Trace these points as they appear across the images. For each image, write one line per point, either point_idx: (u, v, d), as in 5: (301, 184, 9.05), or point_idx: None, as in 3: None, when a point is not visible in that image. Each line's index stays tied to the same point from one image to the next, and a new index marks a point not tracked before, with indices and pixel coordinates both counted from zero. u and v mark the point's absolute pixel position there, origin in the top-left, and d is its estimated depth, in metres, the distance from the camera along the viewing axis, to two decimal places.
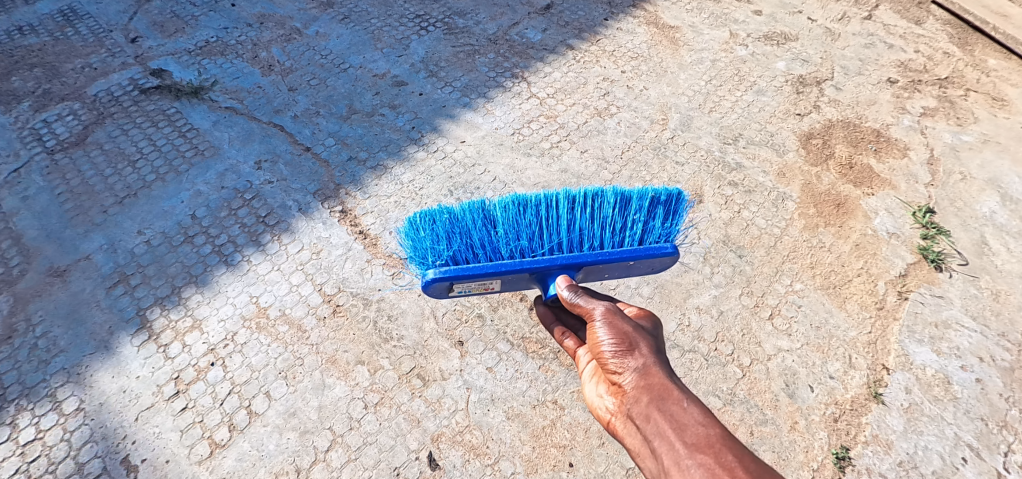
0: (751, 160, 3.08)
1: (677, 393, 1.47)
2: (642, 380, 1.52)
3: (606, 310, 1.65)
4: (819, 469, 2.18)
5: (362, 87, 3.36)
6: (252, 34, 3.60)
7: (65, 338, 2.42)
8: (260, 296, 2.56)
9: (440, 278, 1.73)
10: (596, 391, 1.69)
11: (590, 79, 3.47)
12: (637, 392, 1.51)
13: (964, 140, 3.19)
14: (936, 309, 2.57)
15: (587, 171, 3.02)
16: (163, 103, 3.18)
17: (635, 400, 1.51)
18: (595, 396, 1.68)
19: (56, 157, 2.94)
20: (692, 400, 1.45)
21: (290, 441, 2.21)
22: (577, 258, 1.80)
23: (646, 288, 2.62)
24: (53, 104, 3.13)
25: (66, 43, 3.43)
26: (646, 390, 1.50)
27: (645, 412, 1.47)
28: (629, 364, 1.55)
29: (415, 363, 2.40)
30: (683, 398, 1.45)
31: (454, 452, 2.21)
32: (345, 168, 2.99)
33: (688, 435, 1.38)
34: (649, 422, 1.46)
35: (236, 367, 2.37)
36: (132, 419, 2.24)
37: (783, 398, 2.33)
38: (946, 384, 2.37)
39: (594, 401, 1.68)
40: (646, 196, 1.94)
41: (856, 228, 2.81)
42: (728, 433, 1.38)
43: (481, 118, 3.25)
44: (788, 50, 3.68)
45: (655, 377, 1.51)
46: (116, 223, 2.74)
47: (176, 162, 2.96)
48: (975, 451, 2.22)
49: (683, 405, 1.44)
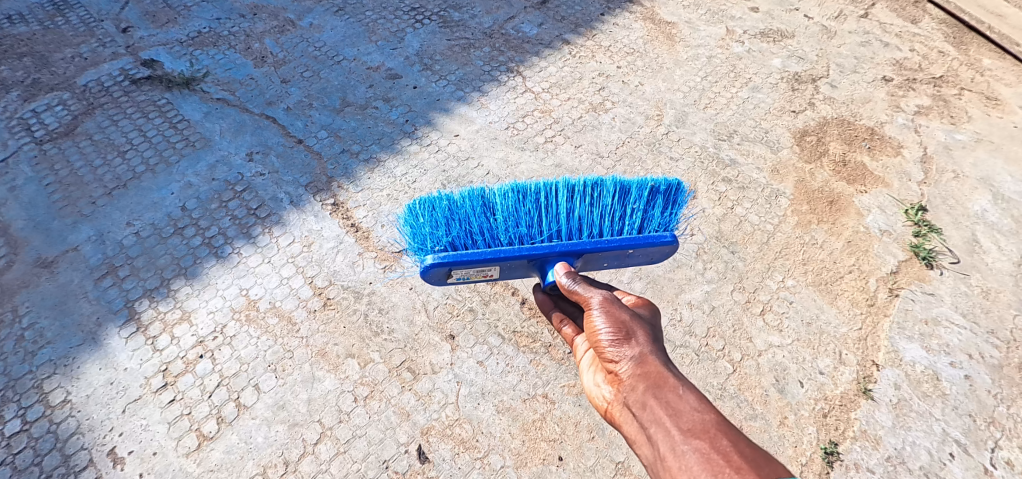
0: (746, 157, 3.08)
1: (673, 380, 1.45)
2: (639, 368, 1.50)
3: (603, 298, 1.64)
4: (807, 463, 2.18)
5: (356, 79, 3.34)
6: (245, 25, 3.57)
7: (52, 329, 2.39)
8: (250, 288, 2.54)
9: (439, 263, 1.72)
10: (593, 380, 1.68)
11: (585, 75, 3.46)
12: (634, 380, 1.50)
13: (957, 139, 3.20)
14: (926, 307, 2.57)
15: (581, 166, 3.01)
16: (154, 93, 3.16)
17: (632, 388, 1.49)
18: (592, 385, 1.67)
19: (45, 147, 2.91)
20: (688, 387, 1.43)
21: (279, 434, 2.19)
22: (576, 245, 1.78)
23: (638, 283, 2.62)
24: (42, 94, 3.09)
25: (57, 33, 3.39)
26: (642, 378, 1.48)
27: (641, 400, 1.46)
28: (625, 353, 1.54)
29: (405, 356, 2.39)
30: (679, 385, 1.43)
31: (443, 445, 2.20)
32: (337, 161, 2.97)
33: (683, 421, 1.36)
34: (645, 410, 1.44)
35: (225, 359, 2.35)
36: (119, 411, 2.22)
37: (773, 393, 2.33)
38: (935, 380, 2.38)
39: (592, 390, 1.67)
40: (645, 187, 1.93)
41: (848, 225, 2.82)
42: (724, 419, 1.36)
43: (476, 112, 3.23)
44: (784, 47, 3.68)
45: (652, 365, 1.49)
46: (104, 214, 2.72)
47: (167, 153, 2.94)
48: (962, 447, 2.23)
49: (679, 392, 1.42)
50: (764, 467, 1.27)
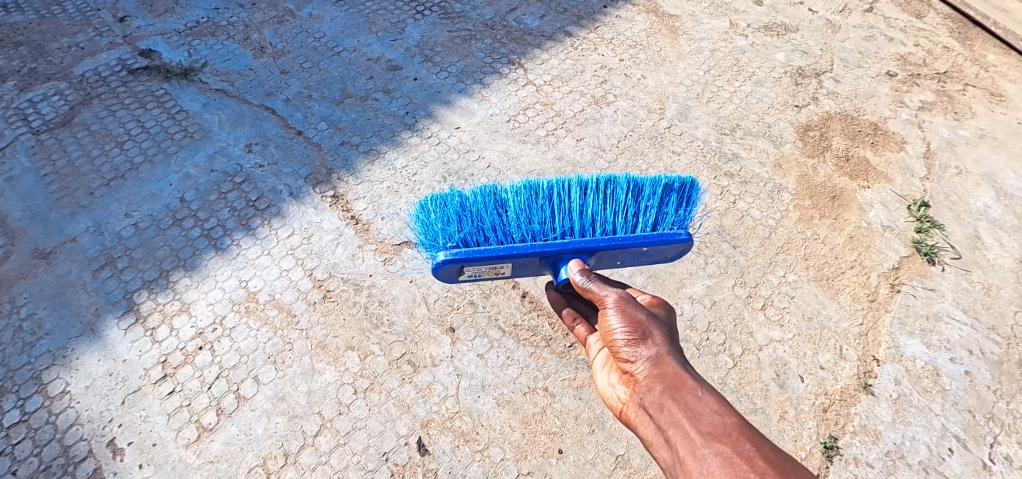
0: (748, 151, 3.07)
1: (690, 382, 1.44)
2: (655, 369, 1.49)
3: (619, 298, 1.63)
4: (807, 457, 2.18)
5: (356, 71, 3.31)
6: (244, 15, 3.54)
7: (50, 320, 2.38)
8: (250, 280, 2.54)
9: (451, 260, 1.71)
10: (608, 380, 1.68)
11: (587, 67, 3.44)
12: (651, 381, 1.49)
13: (961, 135, 3.19)
14: (927, 302, 2.57)
15: (583, 159, 3.00)
16: (152, 84, 3.13)
17: (648, 389, 1.49)
18: (607, 385, 1.67)
19: (42, 137, 2.89)
20: (706, 389, 1.42)
21: (278, 426, 2.19)
22: (590, 242, 1.77)
23: (639, 277, 2.62)
24: (39, 84, 3.07)
25: (53, 22, 3.36)
26: (659, 379, 1.47)
27: (659, 401, 1.45)
28: (641, 353, 1.53)
29: (405, 349, 2.39)
30: (697, 387, 1.42)
31: (443, 438, 2.20)
32: (337, 152, 2.96)
33: (703, 424, 1.35)
34: (662, 411, 1.43)
35: (225, 351, 2.35)
36: (119, 403, 2.22)
37: (773, 388, 2.33)
38: (935, 376, 2.38)
39: (606, 391, 1.67)
40: (658, 185, 1.92)
41: (850, 221, 2.81)
42: (746, 422, 1.35)
43: (477, 105, 3.21)
44: (787, 41, 3.66)
45: (669, 366, 1.49)
46: (102, 205, 2.70)
47: (165, 144, 2.92)
48: (961, 443, 2.23)
49: (697, 394, 1.41)
50: (789, 471, 1.25)
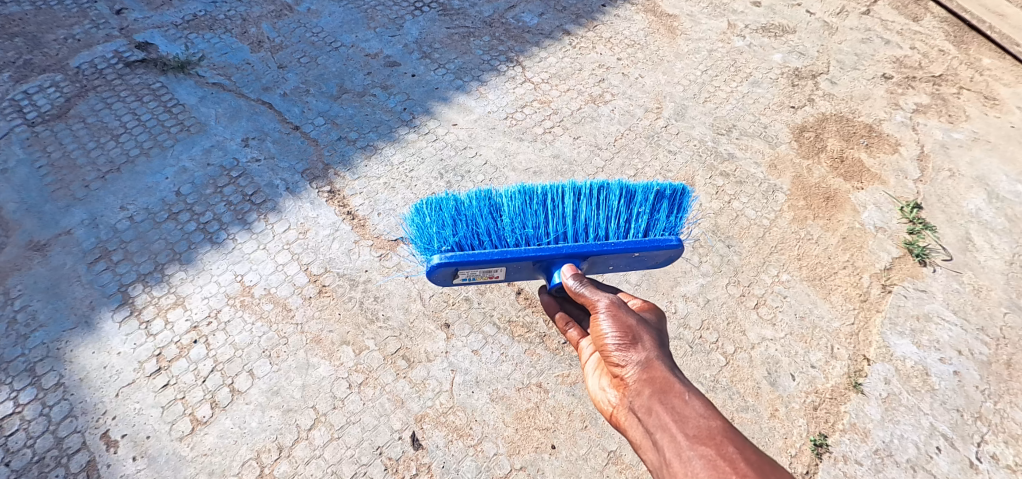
0: (743, 151, 3.09)
1: (678, 386, 1.46)
2: (645, 373, 1.51)
3: (610, 303, 1.64)
4: (797, 455, 2.21)
5: (353, 66, 3.32)
6: (242, 9, 3.54)
7: (44, 312, 2.39)
8: (245, 274, 2.54)
9: (446, 263, 1.72)
10: (599, 384, 1.70)
11: (585, 66, 3.45)
12: (639, 385, 1.50)
13: (955, 137, 3.22)
14: (918, 303, 2.59)
15: (579, 157, 3.01)
16: (149, 77, 3.13)
17: (637, 393, 1.50)
18: (598, 389, 1.69)
19: (38, 129, 2.88)
20: (693, 393, 1.44)
21: (273, 419, 2.20)
22: (583, 248, 1.79)
23: (634, 275, 2.63)
24: (34, 76, 3.06)
25: (49, 13, 3.35)
26: (648, 383, 1.49)
27: (647, 405, 1.46)
28: (632, 358, 1.54)
29: (400, 344, 2.40)
30: (685, 391, 1.44)
31: (436, 433, 2.21)
32: (334, 148, 2.96)
33: (688, 427, 1.37)
34: (651, 415, 1.45)
35: (219, 345, 2.35)
36: (112, 395, 2.22)
37: (764, 386, 2.35)
38: (925, 375, 2.40)
39: (597, 394, 1.69)
40: (651, 191, 1.93)
41: (844, 221, 2.83)
42: (731, 426, 1.37)
43: (475, 102, 3.22)
44: (785, 43, 3.68)
45: (657, 370, 1.50)
46: (97, 197, 2.70)
47: (162, 137, 2.92)
48: (949, 441, 2.25)
49: (684, 398, 1.43)
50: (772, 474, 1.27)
